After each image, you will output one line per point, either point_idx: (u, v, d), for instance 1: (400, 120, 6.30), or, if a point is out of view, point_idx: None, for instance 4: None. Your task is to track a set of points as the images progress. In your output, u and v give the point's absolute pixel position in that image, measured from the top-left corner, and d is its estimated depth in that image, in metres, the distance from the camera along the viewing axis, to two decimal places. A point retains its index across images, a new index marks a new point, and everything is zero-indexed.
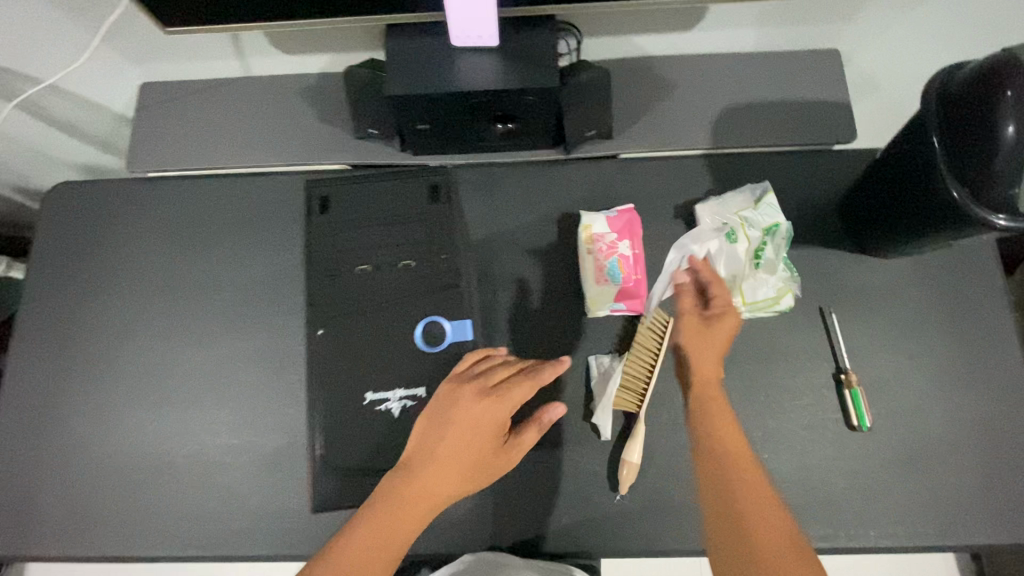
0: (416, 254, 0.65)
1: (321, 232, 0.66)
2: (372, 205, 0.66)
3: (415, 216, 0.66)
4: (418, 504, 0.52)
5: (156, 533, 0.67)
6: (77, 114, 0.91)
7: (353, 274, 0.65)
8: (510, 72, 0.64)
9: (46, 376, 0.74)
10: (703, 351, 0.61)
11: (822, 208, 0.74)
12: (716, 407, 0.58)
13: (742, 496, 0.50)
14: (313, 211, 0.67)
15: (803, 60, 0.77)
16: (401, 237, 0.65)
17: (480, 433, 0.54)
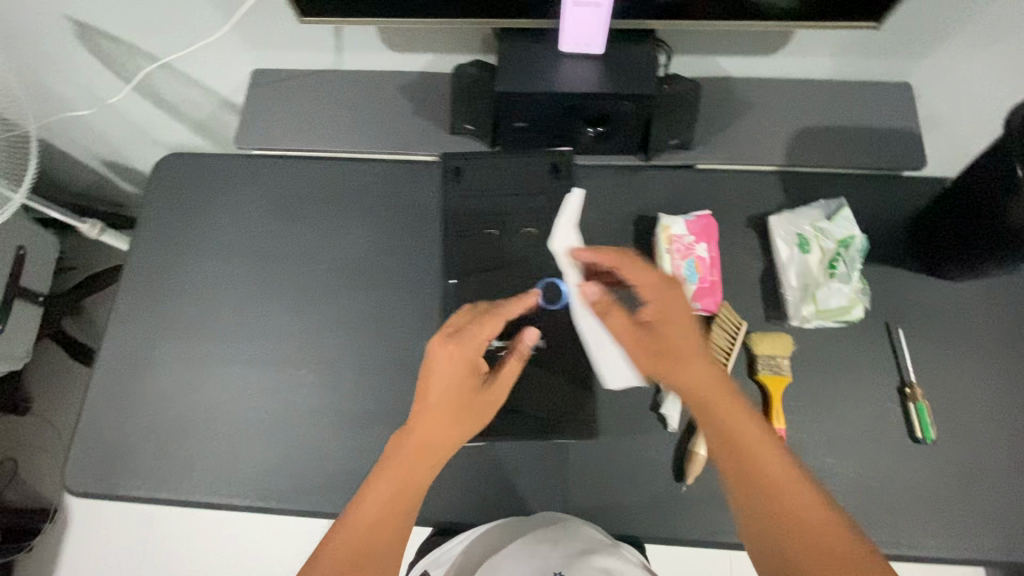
0: (540, 221, 0.75)
1: (456, 197, 0.76)
2: (503, 176, 0.76)
3: (539, 189, 0.76)
4: (422, 453, 0.58)
5: (243, 482, 0.71)
6: (183, 96, 0.97)
7: (484, 234, 0.75)
8: (609, 79, 0.68)
9: (147, 329, 0.79)
10: (675, 361, 0.57)
11: (890, 230, 0.77)
12: (726, 408, 0.55)
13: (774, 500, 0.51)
14: (449, 180, 0.76)
15: (878, 90, 0.81)
16: (528, 206, 0.75)
17: (461, 385, 0.60)
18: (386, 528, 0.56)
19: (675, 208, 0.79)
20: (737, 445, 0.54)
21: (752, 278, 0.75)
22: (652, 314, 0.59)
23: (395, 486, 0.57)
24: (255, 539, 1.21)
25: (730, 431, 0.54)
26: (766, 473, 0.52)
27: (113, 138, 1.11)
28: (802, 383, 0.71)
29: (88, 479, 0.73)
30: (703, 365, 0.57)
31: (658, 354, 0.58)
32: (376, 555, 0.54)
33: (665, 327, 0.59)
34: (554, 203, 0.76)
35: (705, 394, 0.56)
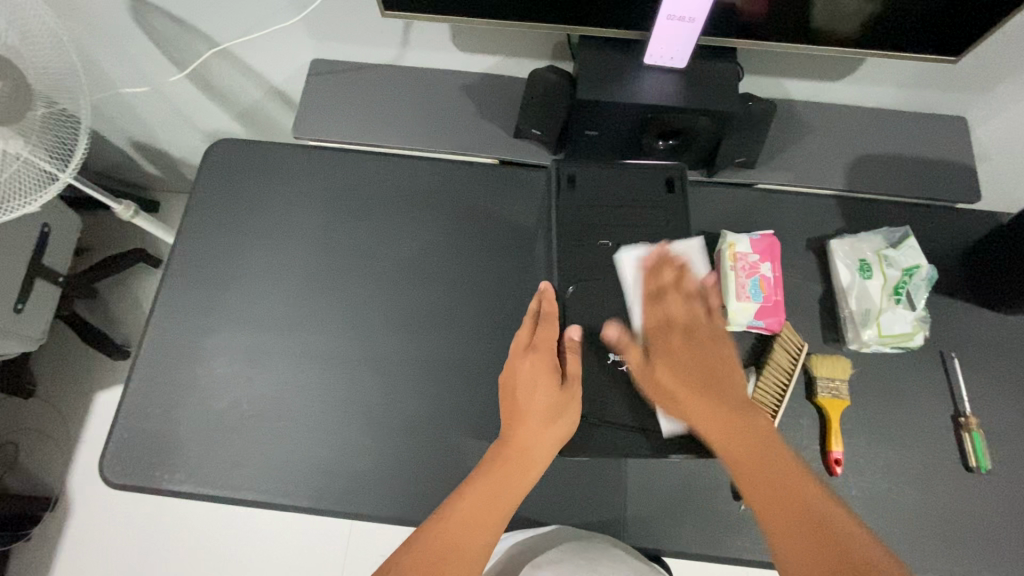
0: (658, 237, 0.68)
1: (569, 206, 0.69)
2: (617, 186, 0.70)
3: (653, 202, 0.70)
4: (517, 454, 0.60)
5: (291, 481, 0.69)
6: (234, 83, 0.95)
7: (599, 246, 0.68)
8: (689, 94, 0.69)
9: (195, 318, 0.77)
10: (693, 395, 0.61)
11: (944, 260, 0.78)
12: (741, 443, 0.57)
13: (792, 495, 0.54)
14: (562, 187, 0.69)
15: (935, 122, 0.82)
16: (645, 221, 0.69)
17: (539, 386, 0.63)
18: (476, 526, 0.56)
19: (735, 226, 0.80)
20: (760, 474, 0.55)
21: (811, 300, 0.76)
22: (676, 348, 0.64)
23: (491, 486, 0.58)
24: (267, 536, 1.19)
25: (750, 466, 0.56)
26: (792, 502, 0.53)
27: (150, 120, 1.08)
28: (859, 407, 0.72)
29: (129, 470, 0.70)
30: (717, 402, 0.60)
31: (678, 388, 0.61)
32: (463, 550, 0.54)
33: (685, 360, 0.63)
34: (674, 218, 0.69)
35: (722, 430, 0.59)
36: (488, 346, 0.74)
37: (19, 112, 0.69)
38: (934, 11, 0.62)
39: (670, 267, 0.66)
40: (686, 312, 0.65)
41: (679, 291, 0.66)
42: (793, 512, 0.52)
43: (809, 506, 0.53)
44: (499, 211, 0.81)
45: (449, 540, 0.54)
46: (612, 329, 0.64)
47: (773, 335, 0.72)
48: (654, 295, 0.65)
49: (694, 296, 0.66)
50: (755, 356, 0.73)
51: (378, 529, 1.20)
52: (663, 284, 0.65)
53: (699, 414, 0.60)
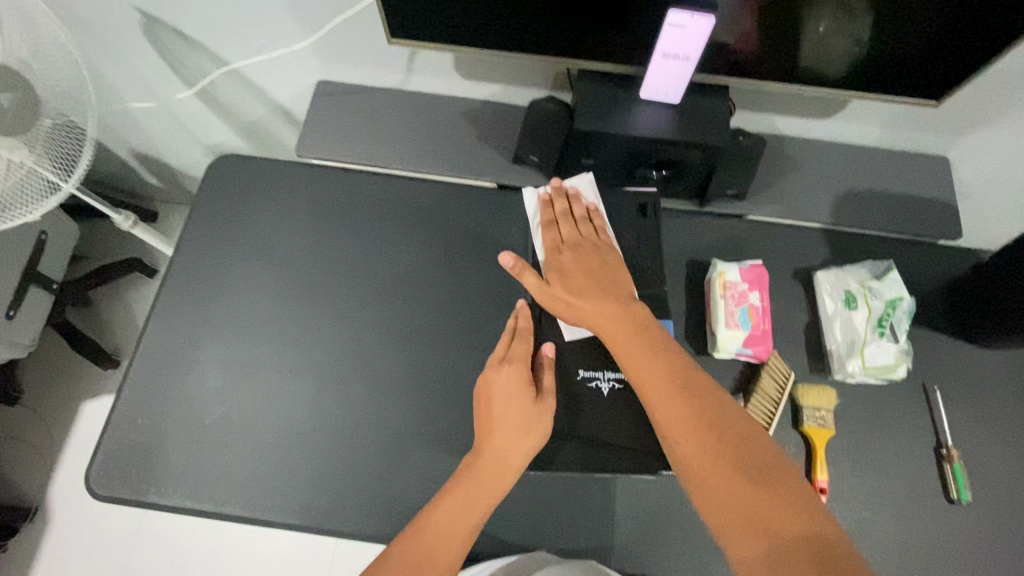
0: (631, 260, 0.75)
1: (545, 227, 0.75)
2: None
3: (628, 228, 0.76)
4: (489, 467, 0.60)
5: (277, 496, 0.69)
6: (240, 100, 0.97)
7: None
8: (682, 126, 0.71)
9: (190, 329, 0.77)
10: (583, 298, 0.63)
11: (927, 295, 0.81)
12: (629, 334, 0.59)
13: (697, 400, 0.54)
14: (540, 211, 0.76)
15: (918, 162, 0.86)
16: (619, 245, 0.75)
17: (513, 399, 0.63)
18: (447, 542, 0.56)
19: (725, 254, 0.82)
20: (644, 361, 0.57)
21: (797, 329, 0.78)
22: (570, 260, 0.67)
23: (462, 500, 0.59)
24: (248, 552, 1.17)
25: (631, 353, 0.58)
26: (675, 381, 0.55)
27: (154, 132, 1.10)
28: (843, 436, 0.73)
29: (114, 482, 0.70)
30: (607, 299, 0.62)
31: (568, 296, 0.64)
32: (433, 566, 0.54)
33: (578, 271, 0.66)
34: (648, 243, 0.76)
35: (616, 326, 0.60)
36: (480, 365, 0.75)
37: (24, 123, 0.72)
38: (913, 58, 0.65)
39: (561, 199, 0.73)
40: (576, 232, 0.70)
41: (567, 216, 0.72)
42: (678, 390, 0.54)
43: (692, 381, 0.55)
44: (495, 234, 0.83)
45: (421, 556, 0.55)
46: (505, 256, 0.67)
47: (761, 363, 0.74)
48: (549, 223, 0.72)
49: (581, 219, 0.72)
50: (743, 383, 0.74)
51: (362, 547, 1.19)
52: (556, 213, 0.73)
53: (592, 313, 0.62)
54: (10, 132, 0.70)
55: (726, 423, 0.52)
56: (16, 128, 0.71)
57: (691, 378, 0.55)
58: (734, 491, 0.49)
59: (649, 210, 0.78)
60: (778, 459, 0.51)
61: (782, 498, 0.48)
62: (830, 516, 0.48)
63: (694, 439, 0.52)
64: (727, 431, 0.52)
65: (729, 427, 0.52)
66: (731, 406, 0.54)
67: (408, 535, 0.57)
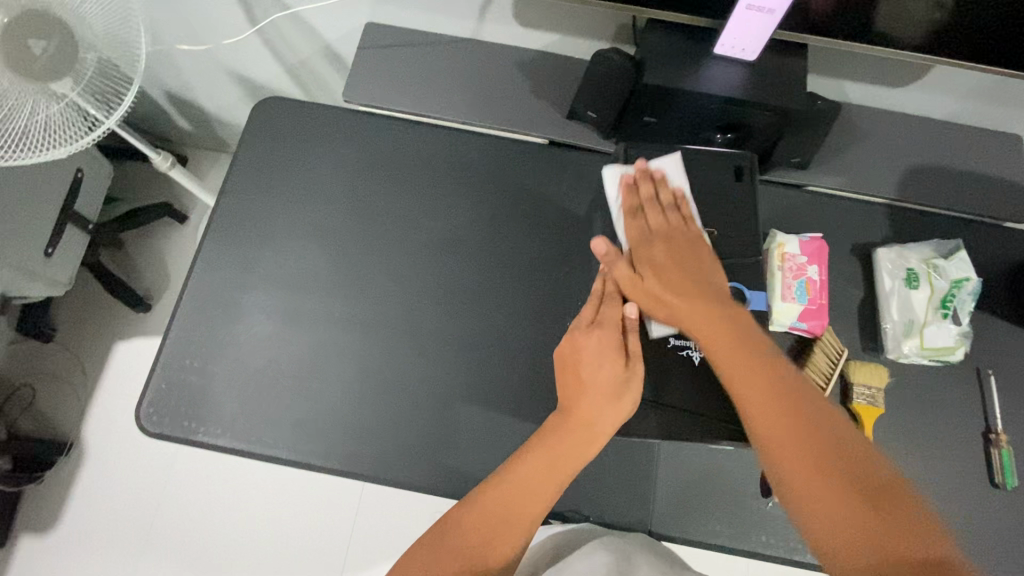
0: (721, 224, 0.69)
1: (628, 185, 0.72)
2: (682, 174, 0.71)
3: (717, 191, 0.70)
4: (578, 428, 0.60)
5: (323, 441, 0.70)
6: (286, 41, 0.94)
7: None
8: (753, 85, 0.68)
9: (235, 272, 0.77)
10: (676, 295, 0.61)
11: (989, 278, 0.78)
12: (727, 340, 0.57)
13: (804, 411, 0.51)
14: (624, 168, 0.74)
15: (991, 139, 0.82)
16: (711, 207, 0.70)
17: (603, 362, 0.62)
18: (523, 508, 0.56)
19: (781, 225, 0.79)
20: (753, 369, 0.55)
21: (852, 305, 0.76)
22: (659, 253, 0.64)
23: (550, 460, 0.58)
24: (278, 496, 1.19)
25: (730, 358, 0.56)
26: (786, 397, 0.52)
27: (192, 73, 1.07)
28: (891, 415, 0.72)
29: (163, 421, 0.71)
30: (702, 300, 0.60)
31: (661, 292, 0.62)
32: (504, 536, 0.55)
33: (670, 265, 0.63)
34: (741, 203, 0.69)
35: (713, 329, 0.58)
36: (526, 324, 0.75)
37: (55, 73, 0.70)
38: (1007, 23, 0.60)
39: (646, 182, 0.68)
40: (664, 219, 0.66)
41: (655, 202, 0.68)
42: (792, 407, 0.52)
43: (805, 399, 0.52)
44: (545, 192, 0.80)
45: (507, 509, 0.56)
46: (599, 243, 0.66)
47: (813, 338, 0.72)
48: (634, 208, 0.68)
49: (669, 206, 0.67)
50: (793, 357, 0.73)
51: (387, 498, 1.21)
52: (641, 198, 0.68)
53: (687, 314, 0.60)
54: (39, 82, 0.69)
55: (835, 439, 0.50)
56: (47, 78, 0.70)
57: (796, 390, 0.53)
58: (851, 509, 0.46)
59: (744, 172, 0.71)
60: (901, 484, 0.48)
61: (911, 532, 0.44)
62: (960, 554, 0.44)
63: (813, 459, 0.49)
64: (837, 447, 0.49)
65: (839, 441, 0.50)
66: (844, 426, 0.51)
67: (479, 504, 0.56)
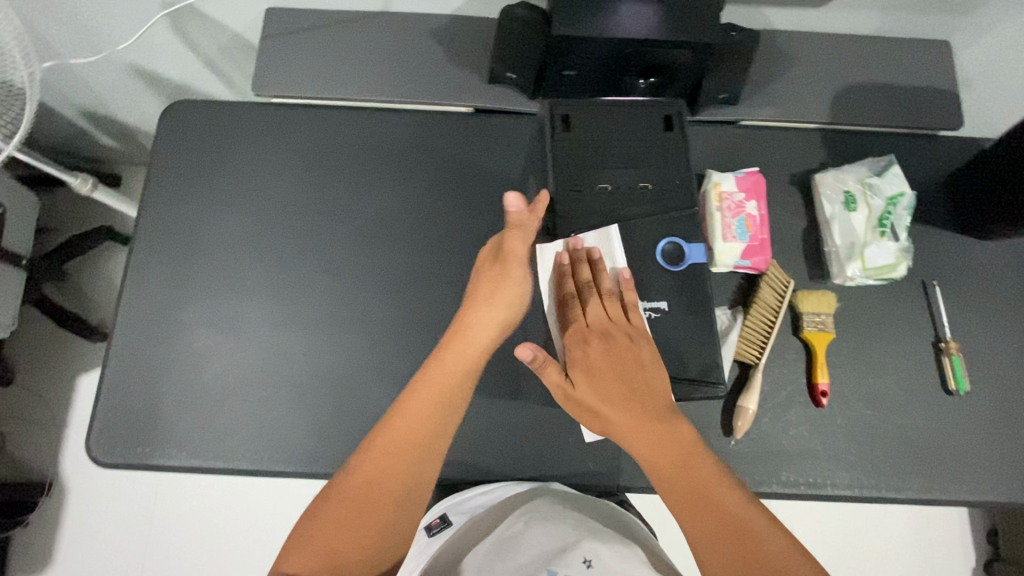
0: (656, 178, 0.68)
1: (567, 149, 0.68)
2: (615, 133, 0.69)
3: (651, 144, 0.69)
4: (460, 335, 0.62)
5: (284, 446, 0.69)
6: (190, 38, 0.89)
7: (596, 190, 0.67)
8: (668, 25, 0.65)
9: (168, 288, 0.74)
10: (613, 409, 0.57)
11: (928, 190, 0.78)
12: (670, 464, 0.54)
13: (740, 538, 0.50)
14: (557, 129, 0.69)
15: (920, 48, 0.80)
16: (646, 162, 0.68)
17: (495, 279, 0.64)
18: (408, 443, 0.56)
19: (718, 165, 0.78)
20: (695, 493, 0.53)
21: (796, 236, 0.76)
22: (595, 357, 0.59)
23: (432, 384, 0.59)
24: (268, 505, 1.19)
25: (673, 486, 0.54)
26: (727, 529, 0.51)
27: (100, 85, 1.01)
28: (844, 340, 0.73)
29: (117, 449, 0.69)
30: (644, 415, 0.56)
31: (597, 403, 0.58)
32: (391, 477, 0.55)
33: (605, 368, 0.59)
34: (672, 155, 0.69)
35: (654, 449, 0.55)
36: None
37: None
38: None
39: (583, 267, 0.64)
40: (601, 315, 0.62)
41: (589, 291, 0.63)
42: (733, 543, 0.50)
43: (743, 526, 0.51)
44: (478, 164, 0.78)
45: (370, 485, 0.55)
46: (524, 350, 0.57)
47: (758, 274, 0.72)
48: (569, 300, 0.63)
49: (607, 296, 0.63)
50: (742, 295, 0.73)
51: None
52: (577, 287, 0.64)
53: (625, 430, 0.57)
54: None
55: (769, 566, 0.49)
56: None
57: (736, 514, 0.52)
58: None
59: (675, 121, 0.71)
60: None
61: None
62: None
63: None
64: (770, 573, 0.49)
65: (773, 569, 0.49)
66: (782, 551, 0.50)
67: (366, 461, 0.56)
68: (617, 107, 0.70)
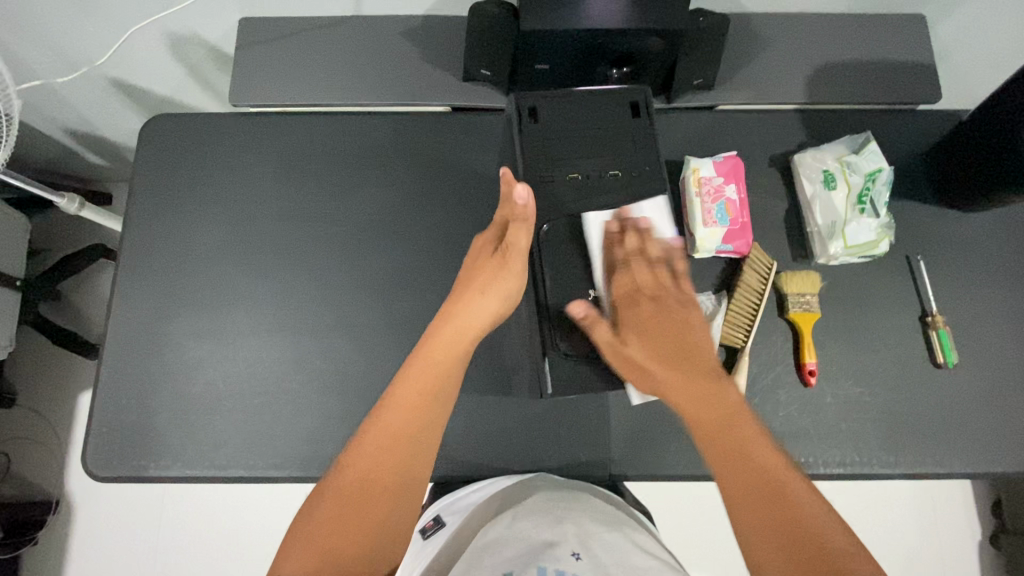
0: (627, 165, 0.64)
1: (533, 141, 0.64)
2: (583, 121, 0.64)
3: (620, 130, 0.65)
4: (452, 325, 0.62)
5: (277, 451, 0.70)
6: (167, 51, 0.90)
7: (565, 182, 0.63)
8: (636, 13, 0.65)
9: (156, 301, 0.75)
10: (663, 366, 0.59)
11: (908, 165, 0.78)
12: (714, 421, 0.53)
13: (783, 501, 0.48)
14: (523, 120, 0.64)
15: (896, 22, 0.79)
16: (616, 149, 0.64)
17: (484, 260, 0.66)
18: (406, 433, 0.55)
19: (697, 151, 0.78)
20: (730, 444, 0.51)
21: (778, 218, 0.76)
22: (648, 317, 0.62)
23: (426, 371, 0.58)
24: (274, 513, 1.19)
25: (719, 442, 0.52)
26: (760, 483, 0.49)
27: (82, 103, 1.02)
28: (830, 319, 0.73)
29: (112, 463, 0.70)
30: (694, 373, 0.58)
31: (647, 361, 0.59)
32: (388, 469, 0.54)
33: (655, 328, 0.61)
34: (642, 143, 0.64)
35: (700, 404, 0.55)
36: None
37: None
38: None
39: (632, 234, 0.62)
40: (652, 280, 0.63)
41: (637, 257, 0.63)
42: (775, 502, 0.48)
43: (779, 486, 0.48)
44: (457, 162, 0.79)
45: (366, 478, 0.53)
46: (578, 307, 0.60)
47: (741, 258, 0.72)
48: (618, 263, 0.62)
49: (655, 262, 0.63)
50: (725, 279, 0.73)
51: None
52: (626, 252, 0.62)
53: (668, 385, 0.58)
54: None
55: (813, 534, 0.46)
56: None
57: (782, 476, 0.49)
58: None
59: (643, 107, 0.65)
60: None
61: None
62: None
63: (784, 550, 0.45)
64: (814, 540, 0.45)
65: (815, 538, 0.45)
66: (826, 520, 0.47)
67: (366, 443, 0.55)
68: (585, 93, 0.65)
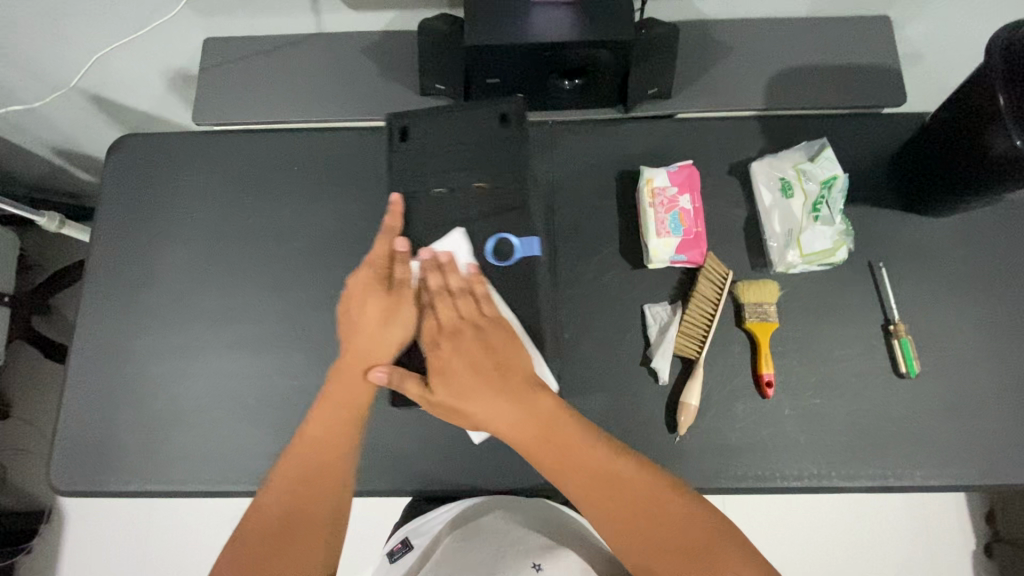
0: (492, 178, 0.66)
1: (402, 160, 0.67)
2: (450, 138, 0.67)
3: (486, 143, 0.67)
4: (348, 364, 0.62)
5: (234, 466, 0.71)
6: (139, 72, 0.91)
7: (430, 197, 0.67)
8: (580, 27, 0.65)
9: (120, 318, 0.76)
10: (472, 409, 0.58)
11: (872, 170, 0.77)
12: (564, 457, 0.56)
13: (653, 514, 0.54)
14: (394, 139, 0.67)
15: (860, 25, 0.78)
16: (483, 164, 0.66)
17: (364, 301, 0.64)
18: (330, 468, 0.58)
19: (656, 158, 0.78)
20: (602, 491, 0.55)
21: (737, 226, 0.75)
22: (447, 360, 0.59)
23: (337, 413, 0.60)
24: None
25: (576, 475, 0.56)
26: (644, 514, 0.54)
27: (64, 123, 1.05)
28: (789, 328, 0.72)
29: (75, 478, 0.71)
30: (523, 416, 0.57)
31: (465, 411, 0.58)
32: (316, 503, 0.57)
33: (459, 372, 0.59)
34: (511, 154, 0.66)
35: (541, 444, 0.57)
36: None
37: None
38: None
39: (434, 273, 0.62)
40: (462, 314, 0.61)
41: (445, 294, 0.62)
42: (646, 517, 0.54)
43: (663, 508, 0.54)
44: None
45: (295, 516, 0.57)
46: (377, 374, 0.59)
47: (696, 268, 0.72)
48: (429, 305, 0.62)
49: (462, 293, 0.62)
50: (682, 290, 0.72)
51: None
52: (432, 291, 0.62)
53: (490, 420, 0.58)
54: None
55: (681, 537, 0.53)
56: None
57: (653, 499, 0.54)
58: None
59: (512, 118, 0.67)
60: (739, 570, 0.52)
61: None
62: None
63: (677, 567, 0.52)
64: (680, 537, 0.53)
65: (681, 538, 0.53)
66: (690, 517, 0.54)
67: (293, 455, 0.59)
68: (451, 108, 0.67)
